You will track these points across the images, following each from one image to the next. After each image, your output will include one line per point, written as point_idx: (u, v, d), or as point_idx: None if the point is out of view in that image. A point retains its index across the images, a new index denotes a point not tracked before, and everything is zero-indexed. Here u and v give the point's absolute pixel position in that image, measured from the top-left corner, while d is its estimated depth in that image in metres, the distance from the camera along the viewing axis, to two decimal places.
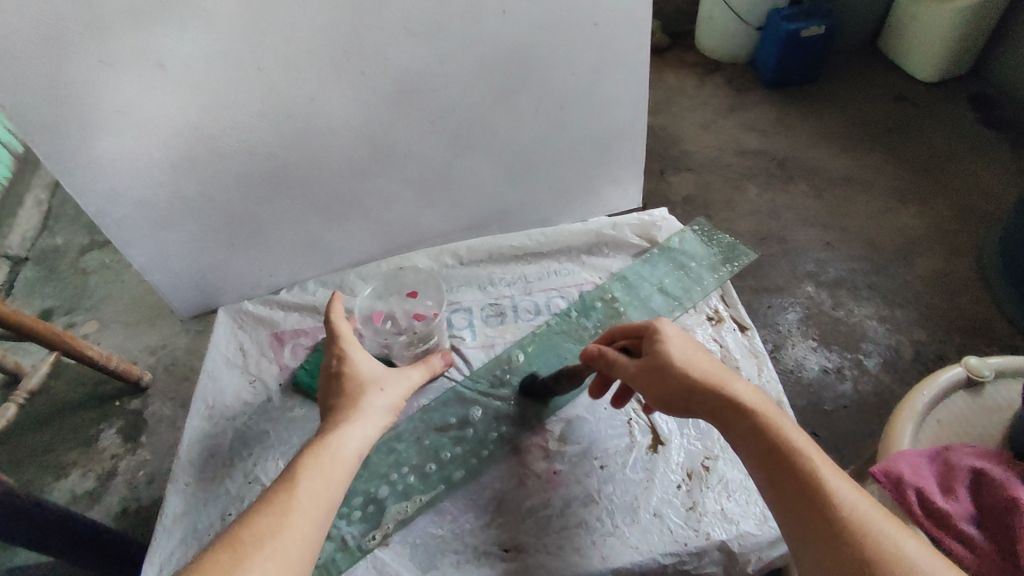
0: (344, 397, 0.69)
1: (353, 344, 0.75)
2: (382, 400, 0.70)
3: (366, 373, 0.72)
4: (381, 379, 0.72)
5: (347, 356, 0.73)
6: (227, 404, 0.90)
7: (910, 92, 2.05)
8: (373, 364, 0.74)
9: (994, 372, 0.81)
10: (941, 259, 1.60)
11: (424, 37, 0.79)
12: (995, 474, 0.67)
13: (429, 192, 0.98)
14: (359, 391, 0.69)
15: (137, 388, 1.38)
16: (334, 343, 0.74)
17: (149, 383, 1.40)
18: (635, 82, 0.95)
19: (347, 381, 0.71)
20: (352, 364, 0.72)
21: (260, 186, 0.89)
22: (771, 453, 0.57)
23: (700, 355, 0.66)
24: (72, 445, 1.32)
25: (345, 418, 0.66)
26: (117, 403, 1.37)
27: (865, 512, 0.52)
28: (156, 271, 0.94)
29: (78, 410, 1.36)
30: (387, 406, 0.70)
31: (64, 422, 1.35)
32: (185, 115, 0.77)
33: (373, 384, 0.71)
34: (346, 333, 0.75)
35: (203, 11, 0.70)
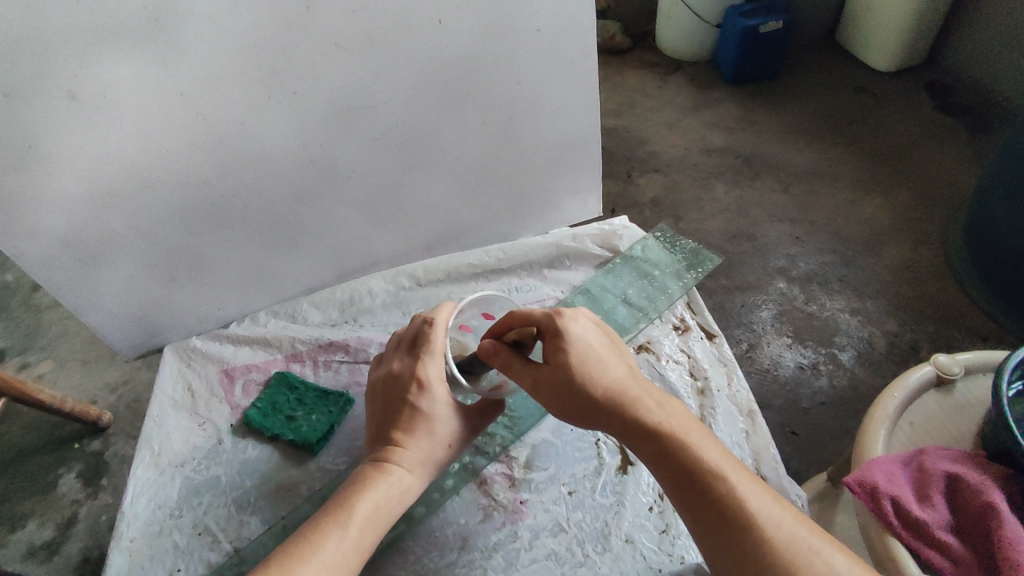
0: (412, 444, 0.65)
1: (440, 375, 0.68)
2: (442, 455, 0.67)
3: (441, 416, 0.67)
4: (452, 429, 0.67)
5: (428, 387, 0.67)
6: (174, 449, 0.84)
7: (869, 82, 2.06)
8: (454, 408, 0.68)
9: (964, 368, 0.79)
10: (908, 248, 1.61)
11: (356, 53, 0.76)
12: (971, 480, 0.64)
13: (379, 213, 0.94)
14: (425, 441, 0.66)
15: (97, 429, 1.30)
16: (423, 364, 0.68)
17: (110, 423, 1.32)
18: (584, 88, 0.94)
19: (419, 422, 0.66)
20: (430, 402, 0.66)
21: (198, 219, 0.84)
22: (687, 478, 0.58)
23: (609, 362, 0.63)
24: (27, 494, 1.24)
25: (405, 471, 0.64)
26: (76, 445, 1.29)
27: (800, 548, 0.52)
28: (89, 312, 0.87)
29: (33, 456, 1.29)
30: (444, 458, 0.68)
31: (20, 469, 1.27)
32: (106, 148, 0.72)
33: (443, 435, 0.67)
34: (439, 357, 0.68)
35: (113, 36, 0.65)
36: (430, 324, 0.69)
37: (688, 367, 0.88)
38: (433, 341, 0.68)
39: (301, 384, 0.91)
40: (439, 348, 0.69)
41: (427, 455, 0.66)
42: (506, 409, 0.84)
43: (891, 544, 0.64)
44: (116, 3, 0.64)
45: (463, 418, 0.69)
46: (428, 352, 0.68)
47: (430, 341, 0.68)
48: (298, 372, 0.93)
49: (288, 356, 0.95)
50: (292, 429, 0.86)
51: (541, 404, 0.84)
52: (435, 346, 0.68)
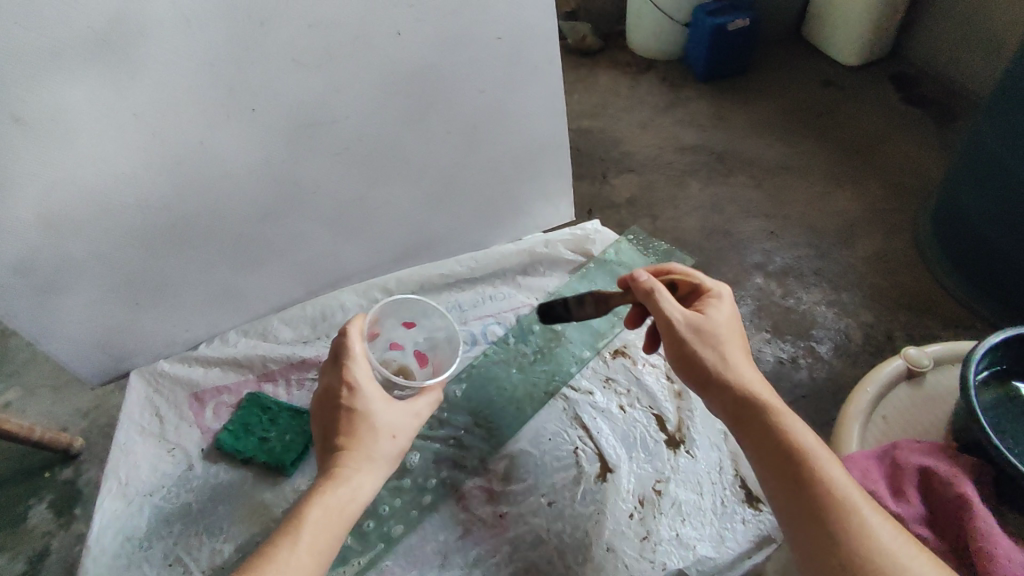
0: (355, 443, 0.62)
1: (367, 374, 0.65)
2: (391, 448, 0.63)
3: (380, 411, 0.64)
4: (395, 421, 0.64)
5: (358, 388, 0.64)
6: (143, 478, 0.82)
7: (836, 76, 2.09)
8: (390, 400, 0.65)
9: (933, 360, 0.80)
10: (880, 239, 1.63)
11: (315, 68, 0.75)
12: (943, 473, 0.65)
13: (348, 227, 0.92)
14: (369, 438, 0.62)
15: (68, 456, 1.25)
16: (347, 368, 0.64)
17: (81, 450, 1.27)
18: (550, 95, 0.94)
19: (359, 421, 0.63)
20: (365, 400, 0.63)
21: (159, 242, 0.82)
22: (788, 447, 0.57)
23: (733, 337, 0.66)
24: None
25: (354, 471, 0.61)
26: (46, 474, 1.24)
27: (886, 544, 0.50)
28: (49, 341, 0.84)
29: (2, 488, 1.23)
30: (395, 451, 0.64)
31: None
32: (57, 173, 0.70)
33: (386, 427, 0.63)
34: (361, 359, 0.65)
35: (59, 58, 0.63)
36: (343, 334, 0.67)
37: (664, 370, 0.87)
38: (350, 348, 0.65)
39: (273, 404, 0.88)
40: (359, 351, 0.66)
41: (376, 451, 0.62)
42: (483, 420, 0.83)
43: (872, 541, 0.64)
44: (61, 25, 0.62)
45: (403, 409, 0.65)
46: (348, 357, 0.65)
47: (347, 348, 0.65)
48: (271, 393, 0.91)
49: (260, 377, 0.92)
50: (266, 451, 0.84)
51: (518, 414, 0.83)
52: (354, 351, 0.65)
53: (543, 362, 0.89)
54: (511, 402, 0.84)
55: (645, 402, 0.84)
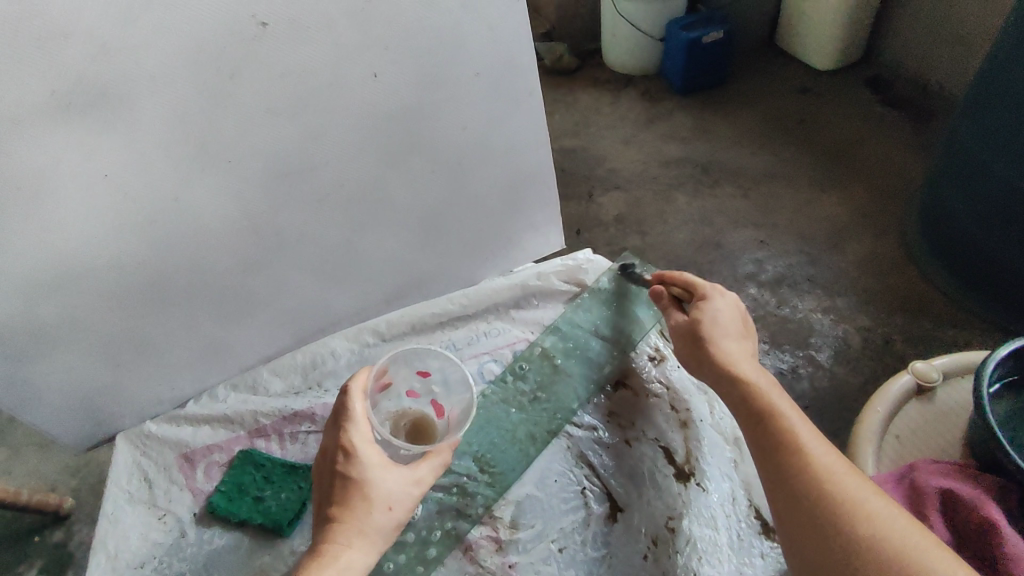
0: (348, 515, 0.59)
1: (366, 439, 0.62)
2: (386, 520, 0.60)
3: (377, 479, 0.61)
4: (393, 490, 0.61)
5: (354, 453, 0.61)
6: (133, 548, 0.78)
7: (813, 82, 2.10)
8: (389, 467, 0.62)
9: (942, 374, 0.78)
10: (870, 242, 1.63)
11: (291, 115, 0.73)
12: (964, 495, 0.62)
13: (333, 271, 0.90)
14: (363, 510, 0.59)
15: (58, 518, 1.20)
16: (346, 432, 0.62)
17: (72, 510, 1.22)
18: (532, 125, 0.92)
19: (353, 491, 0.60)
20: (361, 467, 0.61)
21: (138, 300, 0.79)
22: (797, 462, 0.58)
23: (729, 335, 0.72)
24: None
25: (345, 547, 0.57)
26: (36, 539, 1.19)
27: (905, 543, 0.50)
28: (29, 409, 0.81)
29: None
30: (391, 524, 0.61)
31: None
32: (26, 239, 0.67)
33: (381, 497, 0.60)
34: (361, 422, 0.63)
35: (22, 123, 0.61)
36: (343, 392, 0.65)
37: (668, 400, 0.84)
38: (351, 408, 0.64)
39: (266, 461, 0.85)
40: (360, 413, 0.64)
41: (369, 524, 0.59)
42: (485, 466, 0.79)
43: None
44: (21, 89, 0.59)
45: (402, 477, 0.62)
46: (348, 420, 0.63)
47: (347, 409, 0.64)
48: (264, 449, 0.88)
49: (251, 432, 0.89)
50: (261, 512, 0.80)
51: (521, 458, 0.80)
52: (354, 413, 0.64)
53: (544, 401, 0.85)
54: (513, 445, 0.81)
55: (650, 434, 0.82)
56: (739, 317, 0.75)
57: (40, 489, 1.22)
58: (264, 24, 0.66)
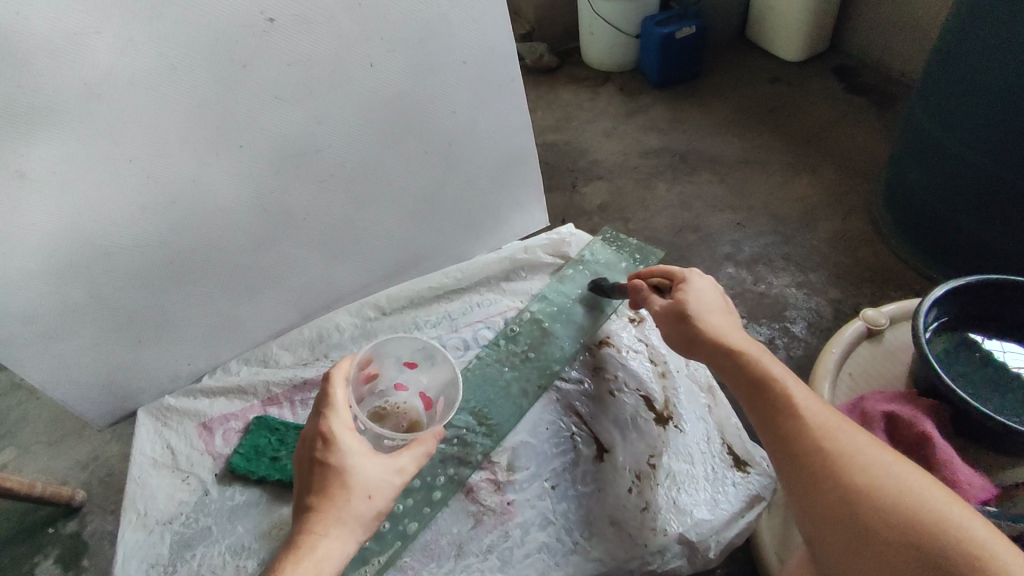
0: (327, 502, 0.60)
1: (346, 427, 0.64)
2: (366, 508, 0.61)
3: (356, 466, 0.63)
4: (373, 480, 0.63)
5: (335, 441, 0.63)
6: (160, 507, 0.85)
7: (782, 72, 2.21)
8: (368, 455, 0.64)
9: (890, 318, 0.87)
10: (839, 220, 1.73)
11: (297, 102, 0.80)
12: (905, 415, 0.71)
13: (335, 250, 0.97)
14: (342, 496, 0.61)
15: (72, 507, 1.25)
16: (326, 420, 0.64)
17: (85, 500, 1.27)
18: (515, 109, 1.00)
19: (333, 478, 0.62)
20: (341, 454, 0.63)
21: (158, 279, 0.86)
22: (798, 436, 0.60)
23: (717, 314, 0.74)
24: None
25: (323, 535, 0.58)
26: (52, 529, 1.24)
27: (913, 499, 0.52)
28: (57, 385, 0.88)
29: (6, 548, 1.22)
30: (370, 512, 0.62)
31: None
32: (59, 222, 0.74)
33: (362, 486, 0.62)
34: (342, 409, 0.65)
35: (56, 112, 0.68)
36: (326, 381, 0.67)
37: (648, 355, 0.93)
38: (333, 396, 0.65)
39: (281, 424, 0.92)
40: (341, 400, 0.66)
41: (348, 512, 0.61)
42: (483, 418, 0.87)
43: None
44: (56, 82, 0.66)
45: (382, 467, 0.64)
46: (328, 408, 0.65)
47: (329, 398, 0.65)
48: (277, 415, 0.94)
49: (265, 401, 0.96)
50: (278, 469, 0.87)
51: (515, 409, 0.87)
52: (336, 401, 0.65)
53: (535, 359, 0.92)
54: (507, 399, 0.88)
55: (632, 386, 0.90)
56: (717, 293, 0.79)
57: (54, 481, 1.27)
58: (271, 19, 0.73)
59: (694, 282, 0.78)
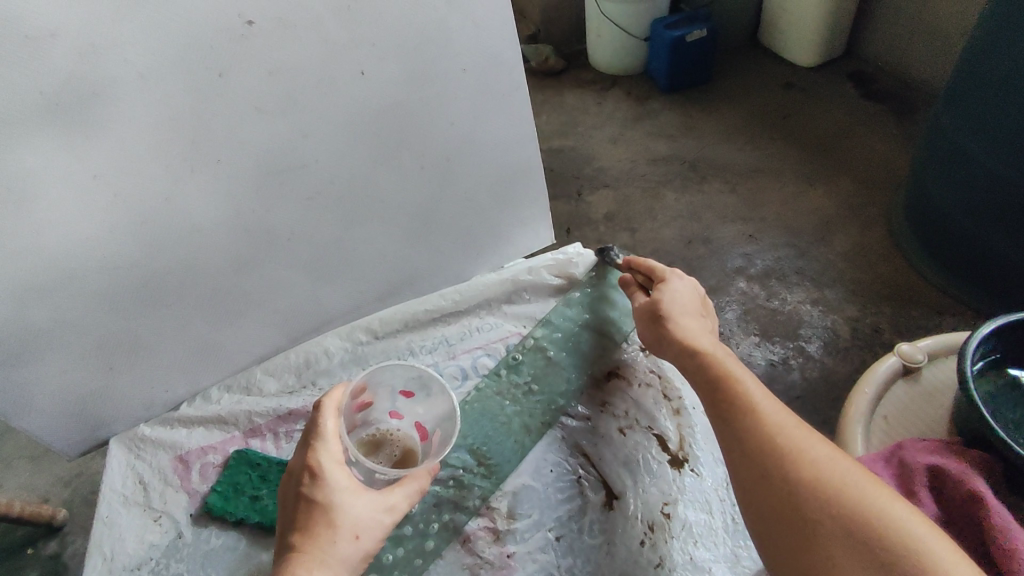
0: (312, 543, 0.56)
1: (335, 461, 0.61)
2: (353, 550, 0.57)
3: (345, 504, 0.59)
4: (361, 519, 0.59)
5: (322, 474, 0.59)
6: (129, 550, 0.78)
7: (796, 78, 2.13)
8: (358, 492, 0.60)
9: (927, 354, 0.80)
10: (856, 233, 1.65)
11: (279, 114, 0.73)
12: (951, 470, 0.64)
13: (324, 269, 0.90)
14: (329, 538, 0.57)
15: (52, 528, 1.18)
16: (314, 451, 0.61)
17: (65, 520, 1.20)
18: (520, 119, 0.93)
19: (318, 515, 0.58)
20: (328, 492, 0.59)
21: (129, 302, 0.79)
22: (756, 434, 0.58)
23: (689, 316, 0.73)
24: None
25: None
26: (29, 550, 1.17)
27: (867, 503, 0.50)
28: (19, 416, 0.81)
29: None
30: (357, 554, 0.58)
31: None
32: (15, 244, 0.67)
33: (350, 525, 0.58)
34: (331, 441, 0.62)
35: (7, 125, 0.61)
36: (316, 409, 0.64)
37: (661, 388, 0.84)
38: (322, 425, 0.62)
39: (264, 459, 0.85)
40: (331, 431, 0.63)
41: (333, 553, 0.56)
42: (481, 458, 0.80)
43: None
44: (10, 93, 0.59)
45: (370, 502, 0.60)
46: (317, 438, 0.61)
47: (318, 427, 0.62)
48: (260, 448, 0.88)
49: (247, 432, 0.89)
50: (258, 510, 0.80)
51: (516, 448, 0.81)
52: (326, 430, 0.62)
53: (536, 392, 0.86)
54: (507, 437, 0.82)
55: (644, 423, 0.82)
56: (693, 297, 0.77)
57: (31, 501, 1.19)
58: (251, 22, 0.66)
59: (675, 282, 0.78)
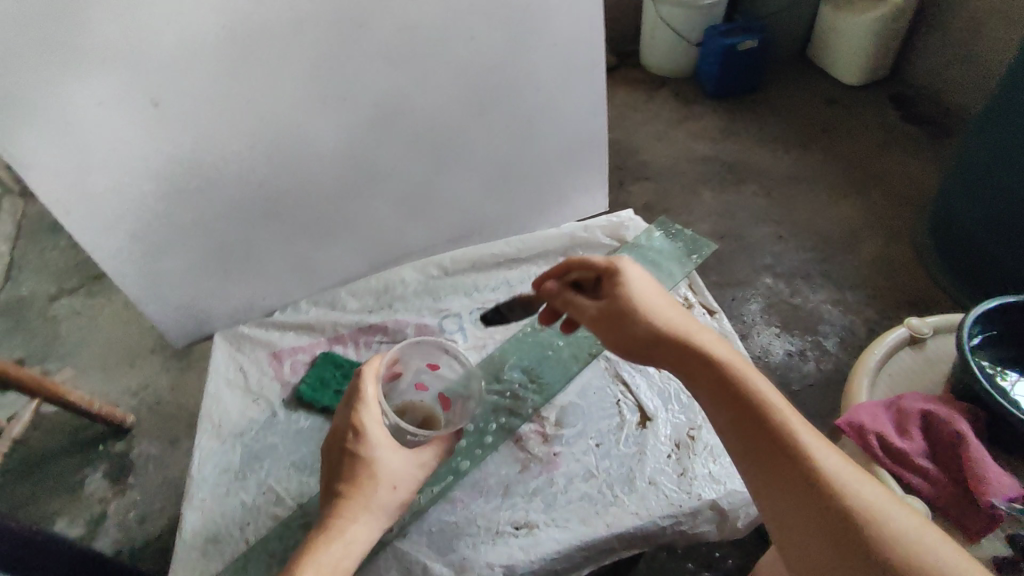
0: (356, 490, 0.67)
1: (375, 421, 0.71)
2: (390, 499, 0.68)
3: (383, 459, 0.69)
4: (396, 473, 0.70)
5: (364, 433, 0.70)
6: (233, 421, 0.93)
7: (839, 95, 2.23)
8: (394, 449, 0.71)
9: (934, 328, 0.91)
10: (882, 243, 1.75)
11: (401, 64, 0.87)
12: (942, 414, 0.75)
13: (412, 208, 1.04)
14: (370, 487, 0.68)
15: (119, 431, 1.26)
16: (357, 413, 0.71)
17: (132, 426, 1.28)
18: (594, 95, 1.05)
19: (362, 468, 0.69)
20: (369, 447, 0.69)
21: (256, 214, 0.93)
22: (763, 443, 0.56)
23: (657, 306, 0.69)
24: (53, 495, 1.19)
25: (351, 520, 0.65)
26: (100, 448, 1.25)
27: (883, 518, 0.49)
28: (147, 303, 0.96)
29: (59, 458, 1.23)
30: (393, 501, 0.69)
31: (42, 476, 1.21)
32: (179, 149, 0.82)
33: (387, 477, 0.69)
34: (371, 404, 0.71)
35: (196, 49, 0.75)
36: (359, 375, 0.73)
37: None
38: (364, 391, 0.72)
39: (346, 362, 0.99)
40: (371, 396, 0.72)
41: (374, 501, 0.68)
42: (534, 377, 0.93)
43: (880, 473, 0.75)
44: (203, 23, 0.74)
45: (404, 460, 0.71)
46: (361, 401, 0.71)
47: (360, 392, 0.72)
48: (341, 352, 1.01)
49: (331, 339, 1.03)
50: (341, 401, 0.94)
51: (566, 370, 0.94)
52: (367, 395, 0.72)
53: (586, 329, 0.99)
54: (559, 363, 0.95)
55: None
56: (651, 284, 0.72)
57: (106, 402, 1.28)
58: None
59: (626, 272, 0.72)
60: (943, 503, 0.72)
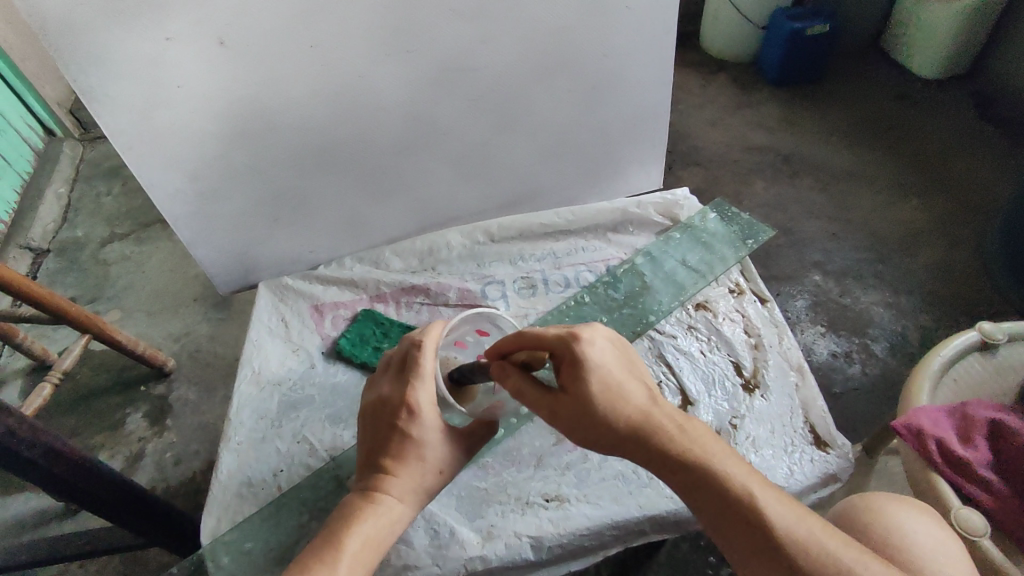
0: (404, 471, 0.64)
1: (431, 401, 0.66)
2: (434, 483, 0.66)
3: (434, 444, 0.66)
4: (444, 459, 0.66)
5: (419, 414, 0.65)
6: (273, 369, 0.94)
7: (911, 90, 2.10)
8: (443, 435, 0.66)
9: (1008, 335, 0.85)
10: (944, 248, 1.65)
11: (471, 18, 0.84)
12: (1010, 425, 0.72)
13: (465, 169, 1.02)
14: (418, 469, 0.65)
15: (160, 374, 1.30)
16: (413, 389, 0.65)
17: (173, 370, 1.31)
18: (661, 64, 1.01)
19: (410, 448, 0.65)
20: (421, 428, 0.65)
21: (311, 164, 0.93)
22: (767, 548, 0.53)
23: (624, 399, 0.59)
24: (96, 429, 1.23)
25: (396, 502, 0.63)
26: (141, 388, 1.28)
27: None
28: (198, 246, 0.97)
29: (100, 396, 1.27)
30: (436, 484, 0.67)
31: (88, 408, 1.26)
32: (241, 91, 0.81)
33: (434, 463, 0.65)
34: (428, 381, 0.66)
35: None
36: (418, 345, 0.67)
37: (745, 326, 0.94)
38: (423, 364, 0.67)
39: (387, 320, 0.99)
40: (428, 371, 0.67)
41: (419, 485, 0.65)
42: None
43: (939, 481, 0.71)
44: None
45: (453, 445, 0.67)
46: (417, 376, 0.66)
47: (418, 366, 0.66)
48: (382, 311, 1.01)
49: (373, 297, 1.03)
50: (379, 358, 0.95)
51: None
52: (425, 369, 0.67)
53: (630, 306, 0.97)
54: None
55: (724, 350, 0.92)
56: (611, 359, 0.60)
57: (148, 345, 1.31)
58: None
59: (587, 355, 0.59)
60: (1004, 517, 0.69)
